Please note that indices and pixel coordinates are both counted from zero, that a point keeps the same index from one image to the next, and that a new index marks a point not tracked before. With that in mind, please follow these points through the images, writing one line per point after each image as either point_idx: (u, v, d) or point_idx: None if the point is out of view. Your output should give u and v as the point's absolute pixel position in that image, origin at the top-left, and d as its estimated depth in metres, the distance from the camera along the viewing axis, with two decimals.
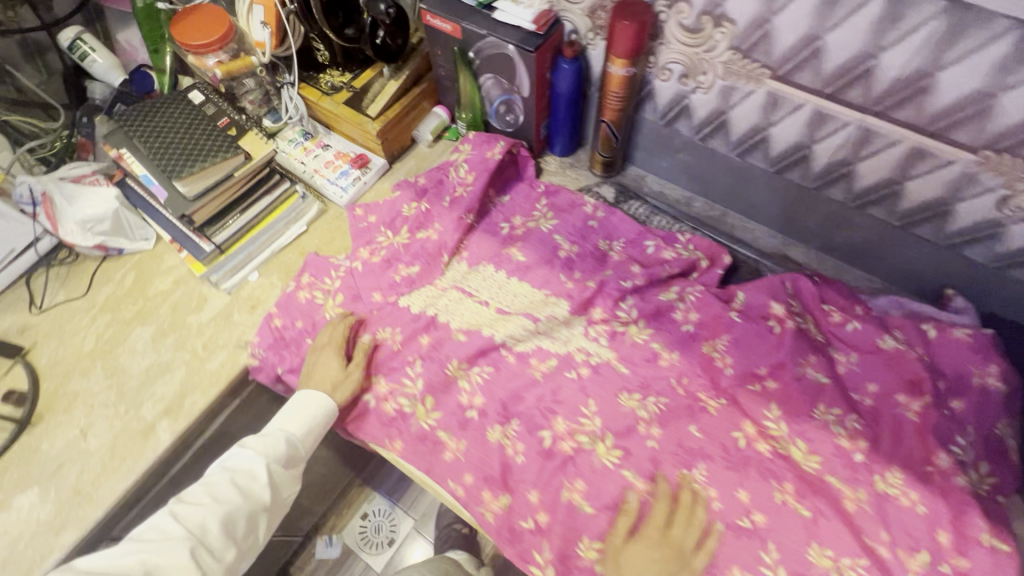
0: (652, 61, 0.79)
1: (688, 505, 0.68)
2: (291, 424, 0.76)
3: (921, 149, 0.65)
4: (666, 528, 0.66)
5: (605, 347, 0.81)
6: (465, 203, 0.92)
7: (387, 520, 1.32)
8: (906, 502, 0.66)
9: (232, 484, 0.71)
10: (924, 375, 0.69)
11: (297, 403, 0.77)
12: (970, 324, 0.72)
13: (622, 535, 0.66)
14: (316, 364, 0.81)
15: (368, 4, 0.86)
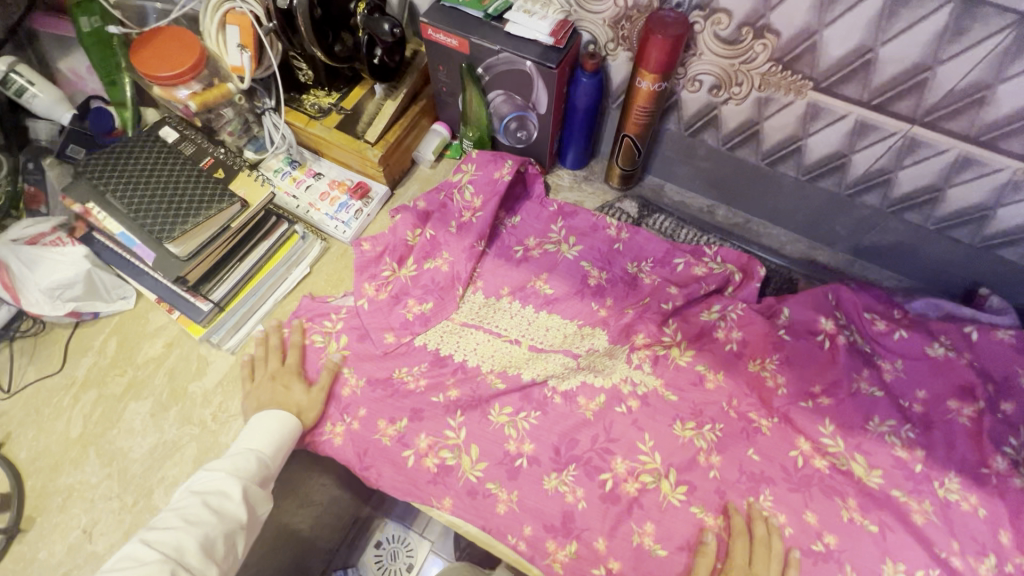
0: (680, 73, 0.75)
1: (763, 538, 0.67)
2: (258, 440, 0.69)
3: (969, 157, 0.65)
4: (747, 566, 0.65)
5: (649, 374, 0.77)
6: (476, 229, 0.85)
7: (403, 547, 1.19)
8: (968, 507, 0.67)
9: (202, 508, 0.62)
10: (977, 382, 0.71)
11: (259, 422, 0.70)
12: (1011, 324, 0.75)
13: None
14: (277, 389, 0.74)
15: (367, 23, 0.78)
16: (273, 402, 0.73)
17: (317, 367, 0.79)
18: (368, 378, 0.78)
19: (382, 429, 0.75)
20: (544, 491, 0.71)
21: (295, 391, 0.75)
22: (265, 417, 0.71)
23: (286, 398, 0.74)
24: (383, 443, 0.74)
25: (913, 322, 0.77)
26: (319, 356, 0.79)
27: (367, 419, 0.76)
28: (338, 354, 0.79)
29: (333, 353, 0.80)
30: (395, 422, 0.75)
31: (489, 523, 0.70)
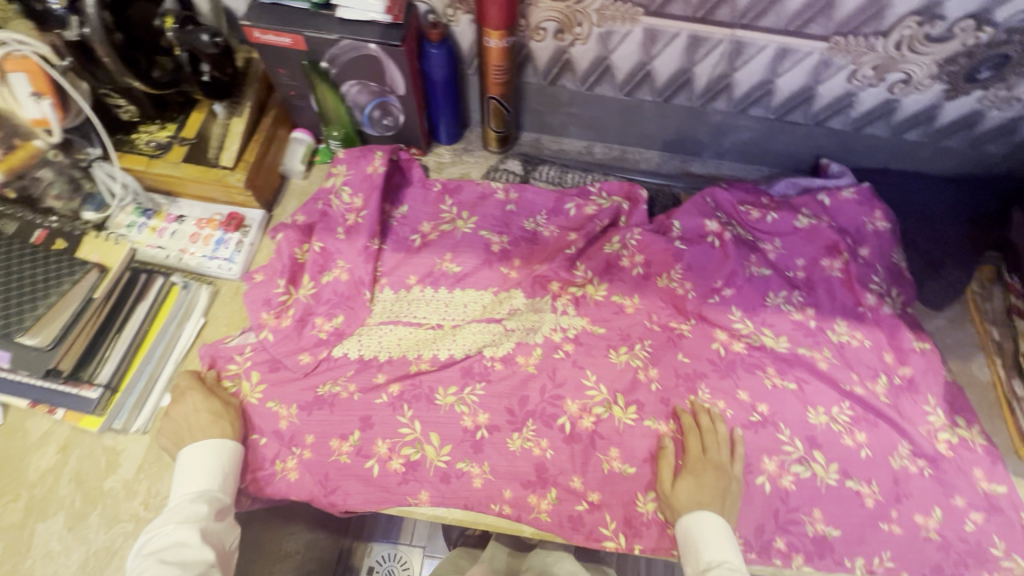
0: (524, 25, 0.76)
1: (710, 427, 0.74)
2: (198, 483, 0.65)
3: (785, 48, 0.73)
4: (705, 452, 0.72)
5: (575, 316, 0.82)
6: (366, 229, 0.83)
7: (397, 563, 1.15)
8: (856, 342, 0.80)
9: (161, 566, 0.58)
10: (838, 239, 0.82)
11: (186, 460, 0.66)
12: (851, 183, 0.86)
13: (669, 479, 0.71)
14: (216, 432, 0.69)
15: (181, 37, 0.70)
16: (186, 436, 0.69)
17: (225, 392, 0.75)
18: (299, 405, 0.75)
19: (337, 449, 0.74)
20: (507, 455, 0.74)
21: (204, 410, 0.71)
22: (188, 452, 0.67)
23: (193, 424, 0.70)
24: (343, 462, 0.73)
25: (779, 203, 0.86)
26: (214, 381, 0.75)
27: (319, 452, 0.73)
28: (258, 395, 0.75)
29: (251, 396, 0.75)
30: (348, 439, 0.74)
31: (472, 501, 0.73)
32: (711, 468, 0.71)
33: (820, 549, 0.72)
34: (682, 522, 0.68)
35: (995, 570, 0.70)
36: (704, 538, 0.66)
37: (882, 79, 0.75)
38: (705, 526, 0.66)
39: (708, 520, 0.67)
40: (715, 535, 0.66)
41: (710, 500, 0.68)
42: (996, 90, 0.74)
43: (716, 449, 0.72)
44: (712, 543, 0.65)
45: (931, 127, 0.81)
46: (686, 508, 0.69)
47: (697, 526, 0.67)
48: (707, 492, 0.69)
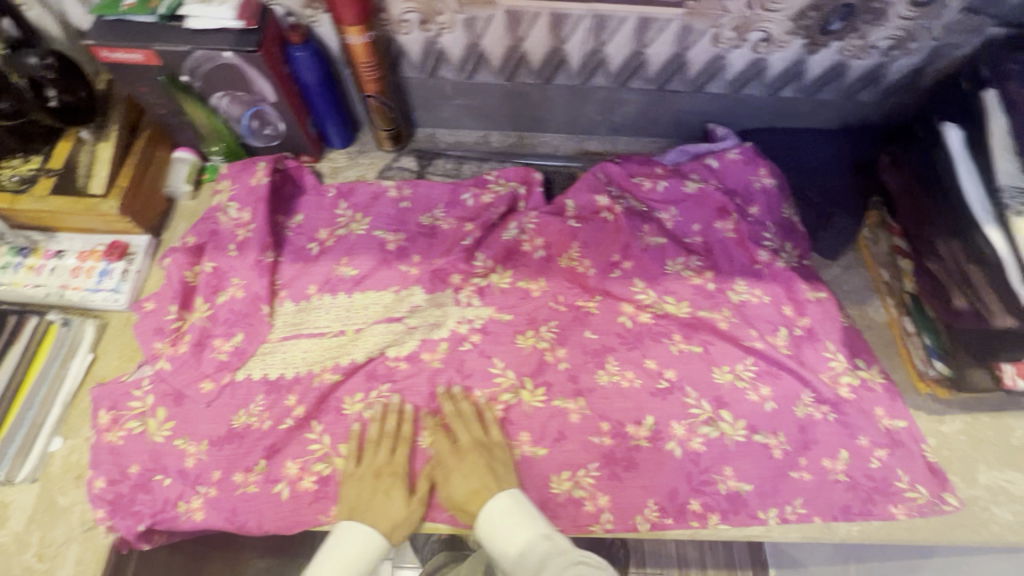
0: (387, 19, 0.75)
1: (468, 417, 0.73)
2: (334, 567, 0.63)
3: (645, 17, 0.74)
4: (457, 447, 0.71)
5: (481, 307, 0.81)
6: (256, 243, 0.81)
7: None
8: (755, 299, 0.82)
9: None
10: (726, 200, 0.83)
11: (344, 536, 0.66)
12: (736, 144, 0.87)
13: (442, 478, 0.70)
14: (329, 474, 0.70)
15: (14, 65, 0.69)
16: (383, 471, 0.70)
17: (123, 438, 0.72)
18: (209, 440, 0.72)
19: (242, 482, 0.71)
20: (416, 453, 0.72)
21: (396, 504, 0.68)
22: (350, 527, 0.66)
23: (387, 508, 0.67)
24: (250, 492, 0.70)
25: (668, 169, 0.87)
26: (111, 425, 0.72)
27: (222, 480, 0.71)
28: (165, 432, 0.73)
29: (157, 434, 0.72)
30: (253, 468, 0.71)
31: None
32: (480, 454, 0.71)
33: (736, 505, 0.72)
34: (484, 516, 0.66)
35: (901, 502, 0.72)
36: (504, 528, 0.64)
37: (744, 39, 0.76)
38: (497, 514, 0.65)
39: (500, 507, 0.66)
40: (511, 518, 0.65)
41: (479, 488, 0.68)
42: (851, 39, 0.76)
43: (469, 440, 0.72)
44: (513, 526, 0.64)
45: (803, 83, 0.84)
46: (468, 502, 0.68)
47: (495, 520, 0.65)
48: (478, 480, 0.68)
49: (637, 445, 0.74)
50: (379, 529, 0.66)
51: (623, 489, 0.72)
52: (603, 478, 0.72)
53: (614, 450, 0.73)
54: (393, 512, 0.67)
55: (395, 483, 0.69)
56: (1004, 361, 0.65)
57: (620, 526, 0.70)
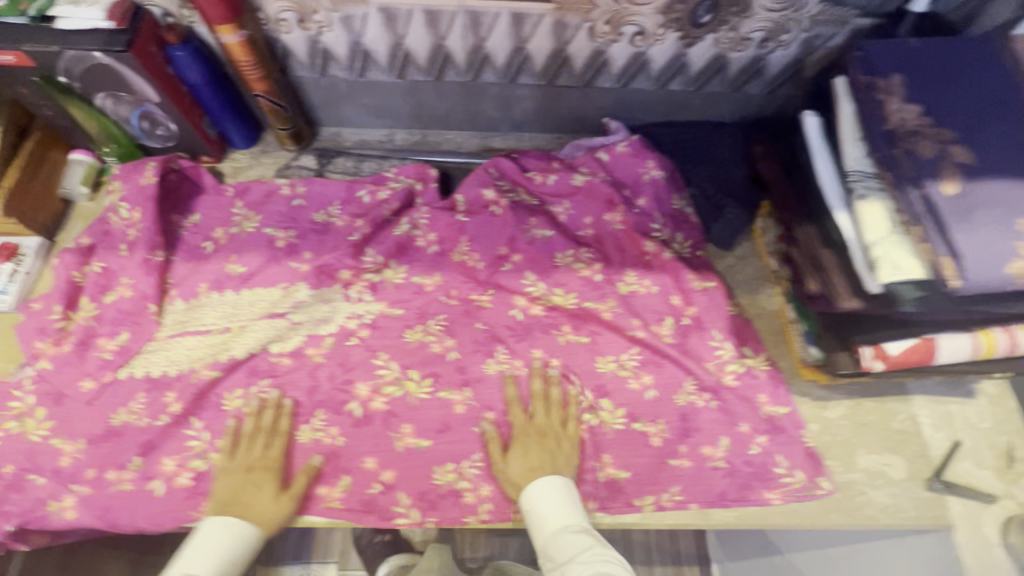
0: (263, 17, 0.76)
1: (541, 392, 0.75)
2: (203, 563, 0.64)
3: (516, 13, 0.75)
4: (530, 421, 0.74)
5: (372, 302, 0.81)
6: (143, 242, 0.80)
7: None
8: (643, 289, 0.82)
9: None
10: (611, 193, 0.84)
11: (212, 531, 0.66)
12: (626, 138, 0.88)
13: (500, 454, 0.72)
14: (230, 480, 0.69)
15: None
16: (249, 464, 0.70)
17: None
18: (86, 439, 0.72)
19: (116, 480, 0.71)
20: (292, 446, 0.73)
21: (264, 498, 0.68)
22: (219, 521, 0.67)
23: (256, 502, 0.68)
24: (124, 490, 0.70)
25: (561, 164, 0.88)
26: None
27: (96, 478, 0.71)
28: (42, 431, 0.72)
29: (33, 433, 0.72)
30: (128, 465, 0.71)
31: None
32: (541, 431, 0.73)
33: (613, 493, 0.73)
34: (534, 493, 0.68)
35: (777, 487, 0.73)
36: (549, 508, 0.67)
37: (619, 32, 0.78)
38: (544, 494, 0.68)
39: (549, 487, 0.69)
40: (557, 502, 0.68)
41: (543, 465, 0.70)
42: (723, 31, 0.77)
43: (545, 416, 0.74)
44: (556, 509, 0.67)
45: (688, 75, 0.85)
46: (523, 481, 0.70)
47: (539, 500, 0.68)
48: (538, 459, 0.71)
49: (519, 435, 0.74)
50: (249, 523, 0.67)
51: (504, 479, 0.72)
52: (484, 470, 0.73)
53: (497, 441, 0.74)
54: (263, 507, 0.68)
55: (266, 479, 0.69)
56: (862, 343, 0.65)
57: (497, 516, 0.71)
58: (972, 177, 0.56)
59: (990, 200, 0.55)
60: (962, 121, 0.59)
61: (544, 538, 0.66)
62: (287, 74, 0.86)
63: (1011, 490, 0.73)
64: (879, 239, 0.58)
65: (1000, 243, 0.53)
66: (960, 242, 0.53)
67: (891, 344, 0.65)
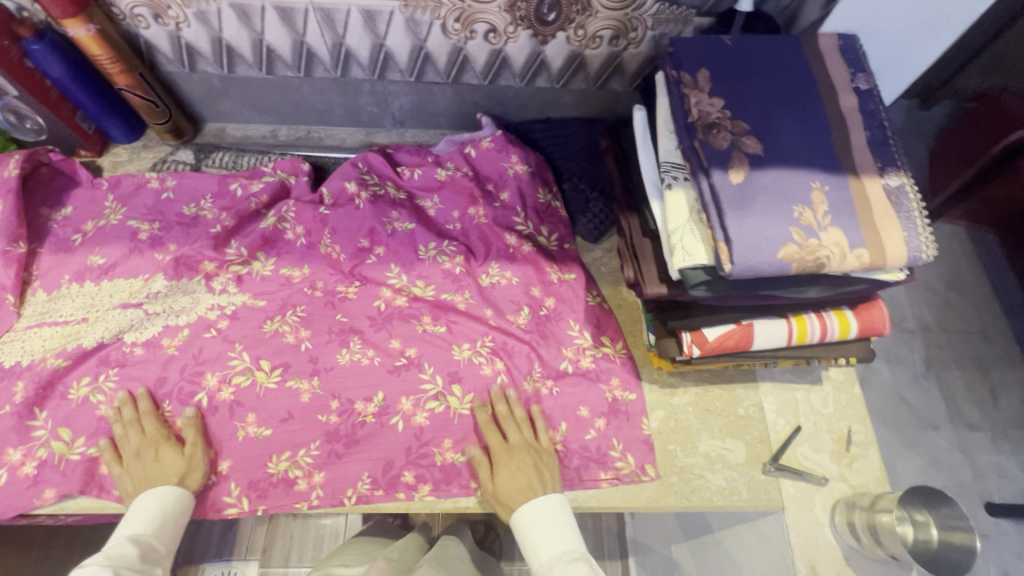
0: (118, 13, 0.77)
1: (512, 413, 0.75)
2: (138, 525, 0.66)
3: (366, 10, 0.76)
4: (506, 443, 0.73)
5: (236, 293, 0.82)
6: (2, 232, 0.81)
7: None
8: (504, 281, 0.83)
9: None
10: (473, 187, 0.86)
11: (147, 502, 0.68)
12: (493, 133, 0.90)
13: (488, 467, 0.72)
14: (142, 465, 0.70)
15: None
16: (148, 448, 0.71)
17: None
18: None
19: None
20: (168, 421, 0.74)
21: (171, 457, 0.71)
22: (146, 495, 0.68)
23: (166, 464, 0.70)
24: None
25: (429, 158, 0.90)
26: None
27: None
28: None
29: None
30: None
31: (98, 484, 0.72)
32: (527, 454, 0.72)
33: (450, 476, 0.74)
34: (529, 512, 0.69)
35: (610, 470, 0.74)
36: (549, 526, 0.68)
37: (471, 30, 0.80)
38: (543, 516, 0.69)
39: (551, 513, 0.69)
40: (559, 525, 0.68)
41: (529, 487, 0.70)
42: (572, 29, 0.80)
43: (529, 441, 0.74)
44: (557, 534, 0.68)
45: (551, 73, 0.87)
46: (508, 497, 0.70)
47: (538, 516, 0.69)
48: (529, 479, 0.70)
49: (362, 422, 0.75)
50: (167, 483, 0.69)
51: (339, 465, 0.74)
52: (321, 457, 0.74)
53: (338, 428, 0.75)
54: (171, 464, 0.70)
55: (163, 447, 0.71)
56: (680, 329, 0.68)
57: (326, 501, 0.73)
58: (757, 167, 0.58)
59: (770, 189, 0.57)
60: (757, 114, 0.62)
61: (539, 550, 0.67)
62: (157, 69, 0.88)
63: (843, 473, 0.76)
64: (675, 227, 0.60)
65: (774, 229, 0.55)
66: (734, 228, 0.55)
67: (707, 331, 0.67)
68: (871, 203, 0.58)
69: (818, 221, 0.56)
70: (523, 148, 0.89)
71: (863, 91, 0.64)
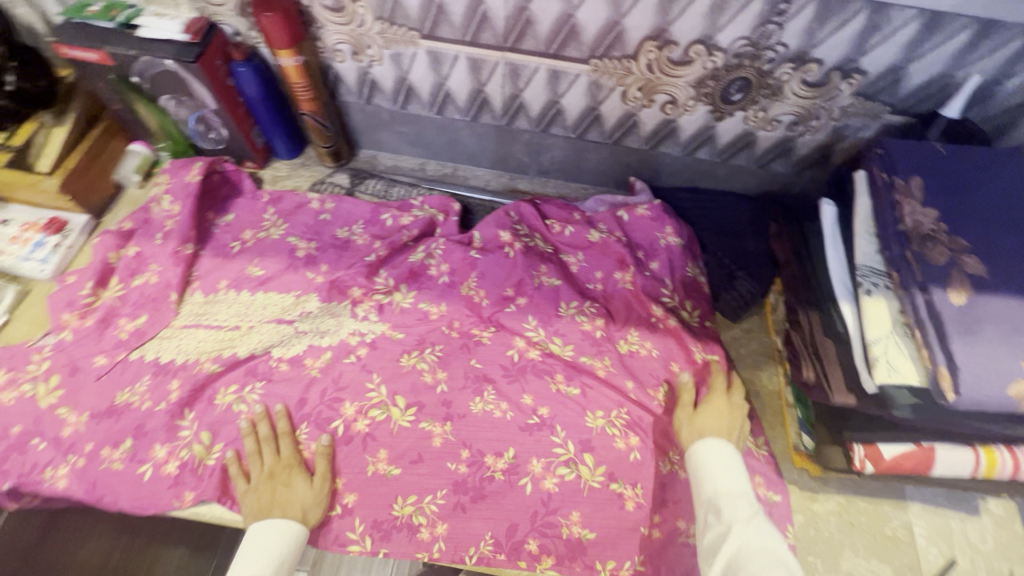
0: (321, 46, 0.82)
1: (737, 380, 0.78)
2: (254, 562, 0.63)
3: (555, 70, 0.78)
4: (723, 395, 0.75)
5: (377, 322, 0.84)
6: (178, 233, 0.86)
7: None
8: (644, 351, 0.81)
9: None
10: (625, 253, 0.86)
11: (271, 532, 0.66)
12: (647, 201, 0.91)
13: (692, 405, 0.74)
14: (273, 490, 0.70)
15: None
16: (278, 474, 0.71)
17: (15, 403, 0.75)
18: (90, 412, 0.75)
19: (107, 457, 0.73)
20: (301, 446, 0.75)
21: (301, 489, 0.71)
22: (271, 523, 0.67)
23: (296, 492, 0.70)
24: (113, 469, 0.72)
25: (581, 217, 0.92)
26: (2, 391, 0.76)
27: (92, 453, 0.73)
28: (51, 399, 0.76)
29: (45, 399, 0.76)
30: (120, 445, 0.73)
31: (231, 496, 0.73)
32: (728, 407, 0.74)
33: (573, 552, 0.71)
34: (702, 453, 0.69)
35: None
36: (724, 470, 0.66)
37: (651, 99, 0.80)
38: (715, 457, 0.68)
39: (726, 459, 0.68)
40: (727, 470, 0.66)
41: (727, 430, 0.71)
42: (753, 111, 0.79)
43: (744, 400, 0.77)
44: (729, 477, 0.66)
45: (715, 147, 0.87)
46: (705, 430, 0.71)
47: (712, 459, 0.68)
48: (726, 428, 0.71)
49: (490, 477, 0.74)
50: (292, 515, 0.68)
51: (464, 519, 0.72)
52: (447, 507, 0.73)
53: (465, 479, 0.74)
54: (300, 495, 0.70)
55: (295, 474, 0.72)
56: (854, 441, 0.64)
57: (449, 556, 0.71)
58: (982, 291, 0.55)
59: (997, 317, 0.54)
60: (977, 232, 0.59)
61: (716, 491, 0.65)
62: (336, 97, 0.92)
63: None
64: (876, 338, 0.57)
65: (1003, 362, 0.51)
66: (958, 355, 0.52)
67: (884, 447, 0.63)
68: None
69: None
70: (678, 221, 0.89)
71: None
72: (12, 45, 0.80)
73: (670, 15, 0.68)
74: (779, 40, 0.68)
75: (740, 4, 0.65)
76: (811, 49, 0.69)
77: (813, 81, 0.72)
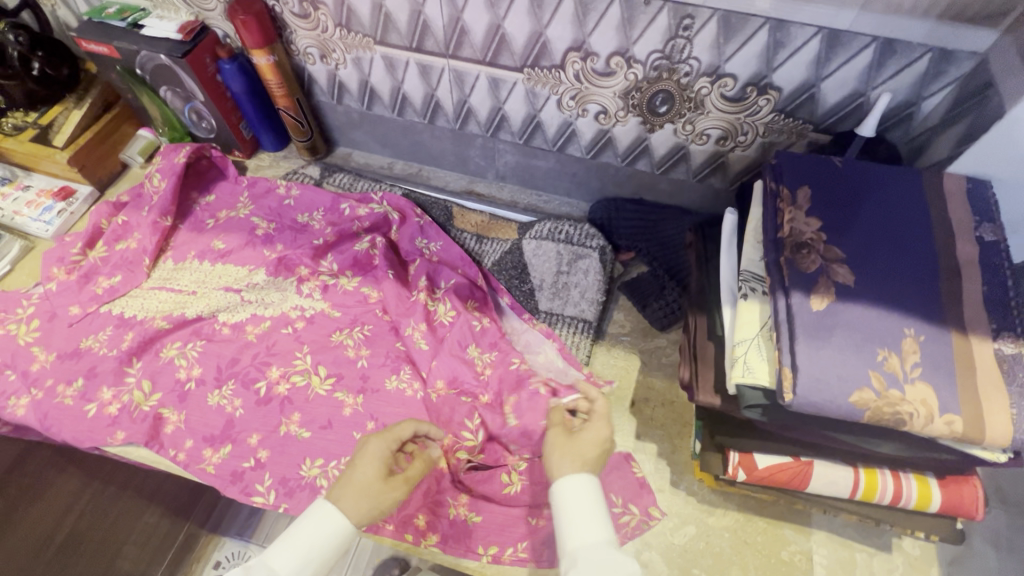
0: (295, 49, 0.93)
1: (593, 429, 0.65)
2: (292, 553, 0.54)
3: (493, 76, 0.84)
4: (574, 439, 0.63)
5: (318, 300, 0.91)
6: (158, 206, 0.97)
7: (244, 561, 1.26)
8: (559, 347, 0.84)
9: None
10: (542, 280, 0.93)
11: (316, 519, 0.56)
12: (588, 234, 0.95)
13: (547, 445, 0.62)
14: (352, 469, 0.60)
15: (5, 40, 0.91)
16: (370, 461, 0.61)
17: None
18: (58, 353, 0.85)
19: (61, 393, 0.82)
20: (226, 403, 0.81)
21: (372, 481, 0.59)
22: (323, 507, 0.57)
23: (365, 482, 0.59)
24: (63, 403, 0.81)
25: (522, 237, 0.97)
26: None
27: (50, 387, 0.82)
28: (28, 337, 0.86)
29: (23, 336, 0.86)
30: (74, 383, 0.82)
31: (159, 442, 0.79)
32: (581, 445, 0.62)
33: (458, 534, 0.72)
34: (559, 494, 0.56)
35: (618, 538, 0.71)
36: (578, 514, 0.54)
37: (584, 109, 0.84)
38: (578, 495, 0.55)
39: (593, 499, 0.56)
40: (589, 510, 0.55)
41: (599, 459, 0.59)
42: (681, 123, 0.81)
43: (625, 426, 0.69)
44: (588, 520, 0.54)
45: (652, 159, 0.89)
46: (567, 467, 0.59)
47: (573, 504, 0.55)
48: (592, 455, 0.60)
49: None
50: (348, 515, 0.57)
51: None
52: None
53: None
54: (368, 489, 0.58)
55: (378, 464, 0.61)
56: (729, 446, 0.63)
57: None
58: (843, 299, 0.55)
59: (853, 325, 0.53)
60: (854, 243, 0.58)
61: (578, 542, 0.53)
62: (312, 97, 1.02)
63: None
64: (741, 339, 0.58)
65: (846, 368, 0.51)
66: (803, 356, 0.52)
67: (759, 456, 0.62)
68: (976, 368, 0.51)
69: (904, 371, 0.51)
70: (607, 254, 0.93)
71: (986, 242, 0.57)
72: (42, 38, 0.95)
73: (586, 28, 0.72)
74: (691, 54, 0.71)
75: (648, 18, 0.69)
76: (723, 63, 0.71)
77: (731, 96, 0.74)
